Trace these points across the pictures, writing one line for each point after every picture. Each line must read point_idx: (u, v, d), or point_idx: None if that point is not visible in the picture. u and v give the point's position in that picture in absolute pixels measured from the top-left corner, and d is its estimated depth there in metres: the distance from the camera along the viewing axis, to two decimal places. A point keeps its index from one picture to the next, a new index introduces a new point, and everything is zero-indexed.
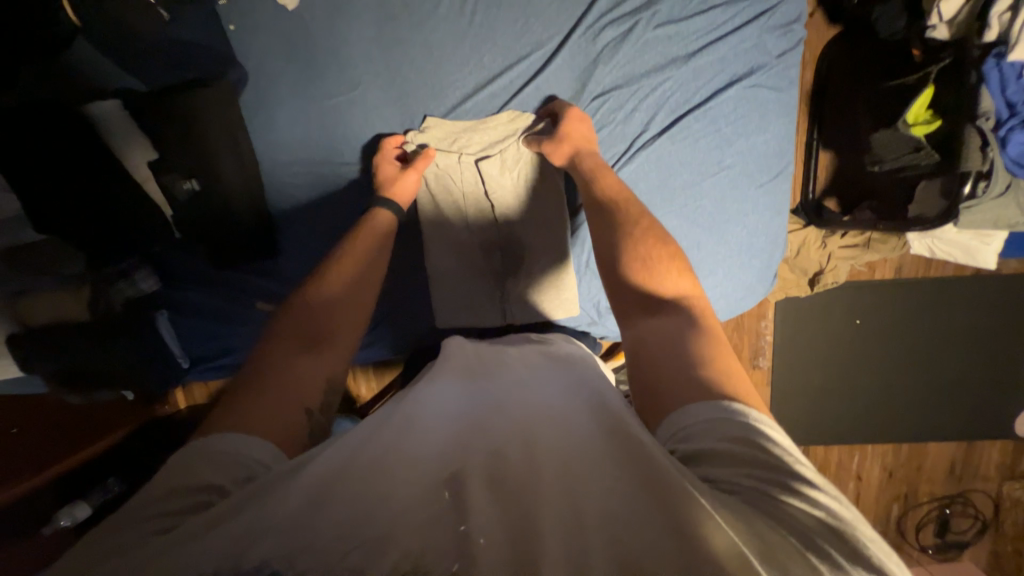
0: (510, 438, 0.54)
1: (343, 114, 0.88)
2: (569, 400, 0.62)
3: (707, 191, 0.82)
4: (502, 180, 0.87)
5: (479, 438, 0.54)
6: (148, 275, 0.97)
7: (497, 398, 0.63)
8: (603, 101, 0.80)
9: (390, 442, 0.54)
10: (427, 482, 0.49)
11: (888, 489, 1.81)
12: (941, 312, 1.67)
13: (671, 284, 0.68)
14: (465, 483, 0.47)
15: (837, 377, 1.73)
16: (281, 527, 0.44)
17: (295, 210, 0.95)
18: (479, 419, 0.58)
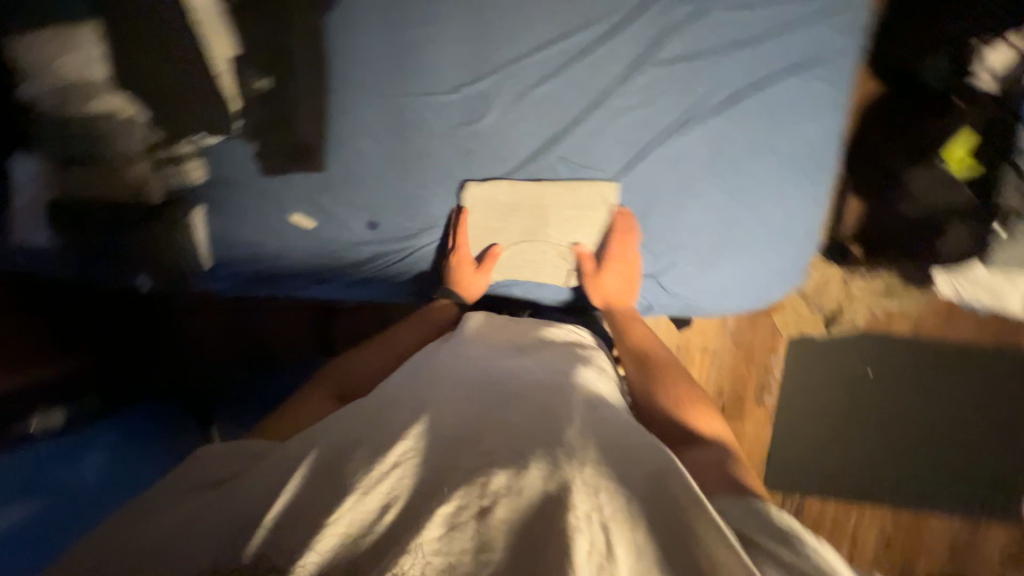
0: (535, 421, 0.54)
1: (417, 49, 0.91)
2: (592, 401, 0.61)
3: (753, 171, 0.86)
4: (553, 144, 0.90)
5: (506, 420, 0.54)
6: (198, 168, 0.99)
7: (522, 385, 0.63)
8: (666, 71, 0.85)
9: (412, 416, 0.53)
10: (450, 460, 0.47)
11: (883, 561, 1.70)
12: (953, 377, 1.64)
13: (706, 425, 0.72)
14: (495, 465, 0.46)
15: (841, 431, 1.68)
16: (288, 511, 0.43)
17: (345, 144, 0.97)
18: (487, 414, 0.56)
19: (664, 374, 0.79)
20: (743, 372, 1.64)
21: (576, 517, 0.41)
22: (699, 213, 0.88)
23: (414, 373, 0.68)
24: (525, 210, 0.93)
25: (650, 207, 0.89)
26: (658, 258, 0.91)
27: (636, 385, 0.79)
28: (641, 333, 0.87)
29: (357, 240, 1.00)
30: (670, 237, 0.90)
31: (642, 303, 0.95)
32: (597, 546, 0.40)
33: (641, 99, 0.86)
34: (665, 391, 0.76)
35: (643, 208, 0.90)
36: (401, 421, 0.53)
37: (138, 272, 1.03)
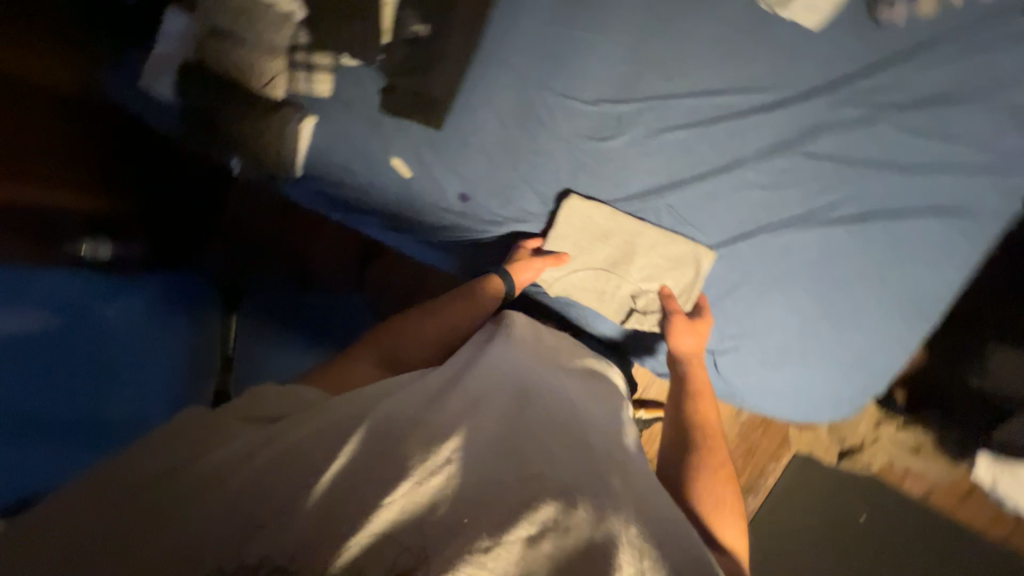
0: (582, 456, 0.54)
1: (575, 50, 0.90)
2: (627, 447, 0.61)
3: (855, 293, 0.82)
4: (667, 190, 0.87)
5: (545, 444, 0.54)
6: (325, 82, 1.00)
7: (563, 404, 0.63)
8: (811, 163, 0.81)
9: (461, 416, 0.55)
10: (497, 476, 0.49)
11: None
12: None
13: (732, 535, 0.63)
14: (540, 496, 0.48)
15: None
16: (342, 481, 0.47)
17: (467, 110, 0.95)
18: (534, 428, 0.56)
19: (707, 455, 0.71)
20: None
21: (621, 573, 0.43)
22: (785, 313, 0.84)
23: (466, 359, 0.68)
24: (614, 241, 0.90)
25: (739, 287, 0.85)
26: (725, 337, 0.87)
27: (671, 456, 0.72)
28: (701, 408, 0.77)
29: (443, 204, 0.99)
30: (746, 323, 0.85)
31: None
32: None
33: (774, 181, 0.83)
34: (703, 474, 0.68)
35: (730, 285, 0.86)
36: (451, 420, 0.54)
37: (233, 154, 1.06)
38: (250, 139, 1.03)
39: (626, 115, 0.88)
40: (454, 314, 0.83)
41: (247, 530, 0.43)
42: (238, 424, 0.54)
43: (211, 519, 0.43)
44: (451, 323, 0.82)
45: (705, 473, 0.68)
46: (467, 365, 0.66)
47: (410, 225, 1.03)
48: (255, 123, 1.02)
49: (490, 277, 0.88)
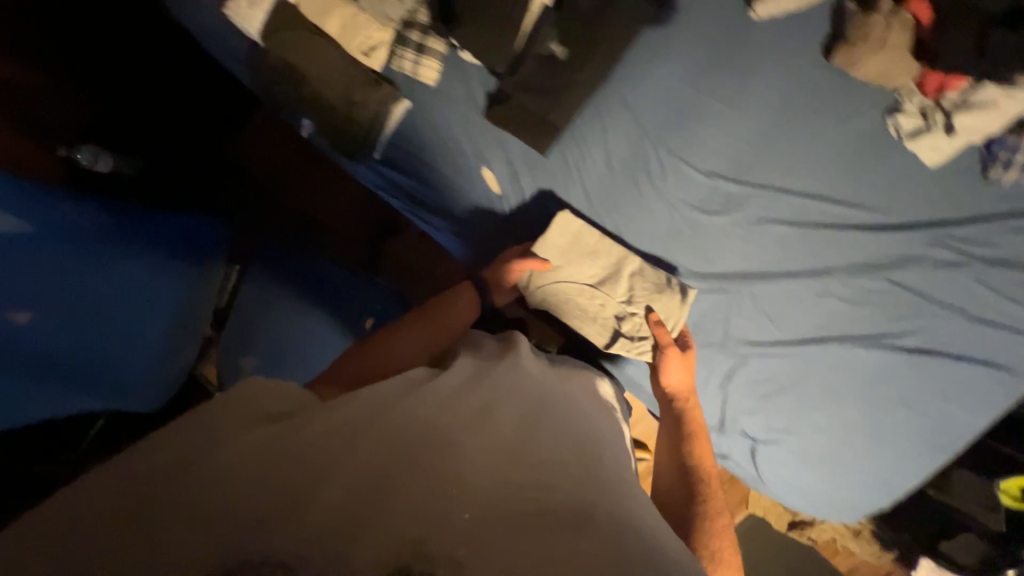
0: (594, 470, 0.52)
1: (701, 117, 0.89)
2: (633, 478, 0.57)
3: (894, 416, 0.88)
4: (751, 278, 0.89)
5: (561, 459, 0.51)
6: (432, 68, 0.92)
7: (573, 429, 0.58)
8: (890, 290, 0.85)
9: (475, 425, 0.51)
10: (517, 481, 0.45)
11: None
12: None
13: None
14: (568, 524, 0.42)
15: None
16: (349, 475, 0.41)
17: (575, 142, 0.92)
18: (547, 437, 0.53)
19: (707, 499, 0.72)
20: None
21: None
22: (829, 418, 0.88)
23: (474, 361, 0.66)
24: (689, 313, 0.90)
25: (796, 387, 0.88)
26: (770, 430, 0.90)
27: (670, 499, 0.73)
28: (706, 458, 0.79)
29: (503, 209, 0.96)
30: (794, 421, 0.89)
31: (723, 450, 0.94)
32: None
33: (854, 297, 0.86)
34: (699, 518, 0.70)
35: (788, 383, 0.89)
36: (466, 440, 0.48)
37: (308, 115, 0.96)
38: (332, 106, 0.93)
39: (732, 194, 0.89)
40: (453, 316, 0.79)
41: (246, 527, 0.36)
42: (223, 424, 0.45)
43: (204, 535, 0.36)
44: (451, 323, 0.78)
45: (703, 520, 0.69)
46: (478, 369, 0.64)
47: (484, 240, 0.99)
48: (344, 91, 0.92)
49: (457, 291, 0.84)
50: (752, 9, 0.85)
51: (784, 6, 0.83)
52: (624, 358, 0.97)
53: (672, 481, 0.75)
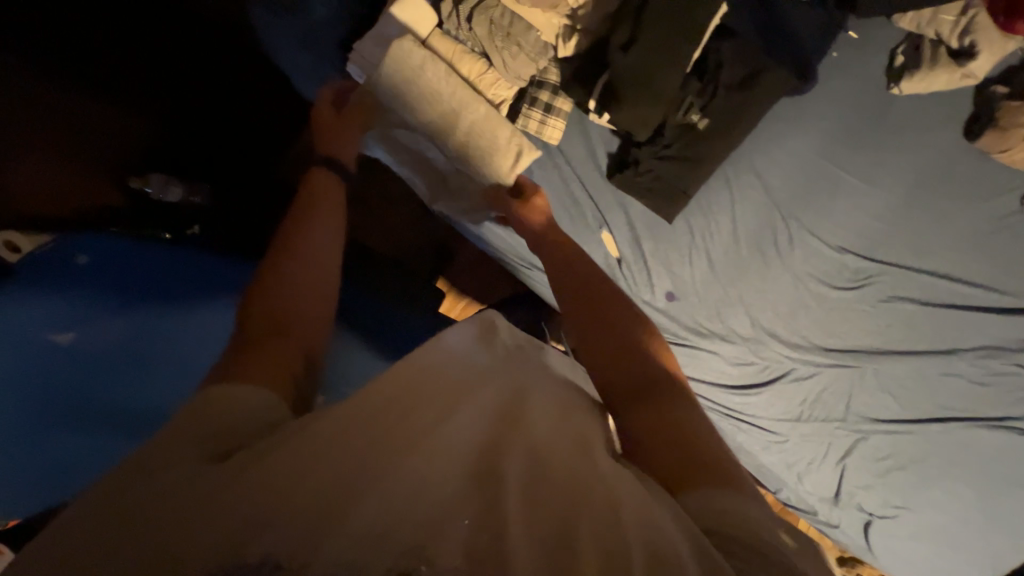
0: (499, 431, 0.40)
1: (835, 190, 0.87)
2: (589, 435, 0.44)
3: (1009, 496, 0.89)
4: (880, 356, 0.88)
5: (462, 426, 0.39)
6: (560, 128, 0.88)
7: (535, 388, 0.46)
8: (1015, 372, 0.86)
9: (368, 406, 0.40)
10: (393, 462, 0.36)
11: None
12: None
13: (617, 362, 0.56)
14: (510, 490, 0.35)
15: None
16: (197, 491, 0.33)
17: (702, 210, 0.90)
18: (444, 397, 0.42)
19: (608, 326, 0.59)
20: None
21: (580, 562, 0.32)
22: (944, 495, 0.90)
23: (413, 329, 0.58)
24: (812, 387, 0.90)
25: (914, 465, 0.89)
26: (886, 505, 0.91)
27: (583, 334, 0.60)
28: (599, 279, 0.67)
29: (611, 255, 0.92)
30: (911, 498, 0.90)
31: (832, 520, 0.95)
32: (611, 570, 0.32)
33: (978, 379, 0.87)
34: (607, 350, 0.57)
35: (906, 461, 0.89)
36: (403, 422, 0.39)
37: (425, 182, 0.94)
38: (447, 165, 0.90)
39: (861, 270, 0.88)
40: (319, 212, 0.66)
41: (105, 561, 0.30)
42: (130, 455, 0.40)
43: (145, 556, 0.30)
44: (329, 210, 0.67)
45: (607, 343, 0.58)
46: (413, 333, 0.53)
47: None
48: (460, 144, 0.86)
49: (312, 172, 0.74)
50: (896, 85, 0.83)
51: (931, 86, 0.81)
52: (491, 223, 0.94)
53: (597, 341, 0.58)
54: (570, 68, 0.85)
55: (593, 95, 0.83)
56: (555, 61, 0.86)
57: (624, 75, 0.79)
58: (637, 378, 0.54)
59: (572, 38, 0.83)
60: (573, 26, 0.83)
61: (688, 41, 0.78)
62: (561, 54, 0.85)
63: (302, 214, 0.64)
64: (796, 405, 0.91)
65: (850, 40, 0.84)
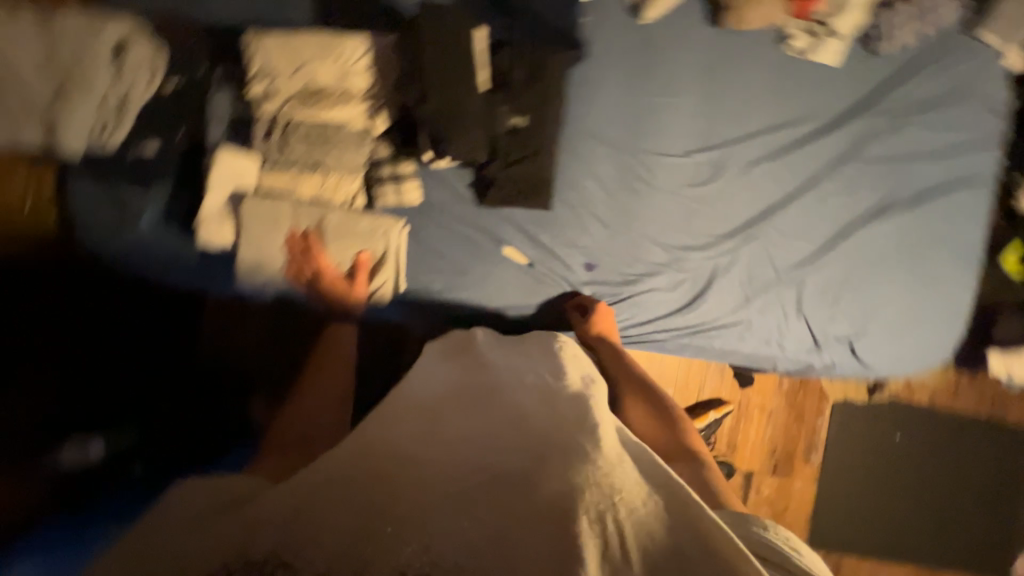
0: (505, 444, 0.56)
1: (656, 114, 0.99)
2: (579, 430, 0.58)
3: (928, 257, 1.02)
4: (767, 214, 0.99)
5: (479, 453, 0.55)
6: (415, 187, 0.93)
7: (511, 402, 0.64)
8: (866, 167, 1.00)
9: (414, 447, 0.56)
10: (432, 482, 0.51)
11: None
12: None
13: (665, 438, 0.84)
14: (505, 487, 0.50)
15: None
16: (289, 515, 0.47)
17: (569, 186, 0.98)
18: (468, 432, 0.59)
19: (651, 402, 0.88)
20: (794, 431, 1.90)
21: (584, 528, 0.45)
22: (885, 288, 1.01)
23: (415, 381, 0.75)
24: (740, 269, 0.99)
25: (850, 279, 1.00)
26: (854, 324, 1.00)
27: (631, 412, 0.88)
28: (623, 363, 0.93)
29: (520, 261, 0.99)
30: (866, 305, 1.00)
31: (827, 363, 1.02)
32: (609, 540, 0.45)
33: (846, 187, 1.00)
34: (655, 422, 0.86)
35: (842, 280, 1.00)
36: (415, 445, 0.57)
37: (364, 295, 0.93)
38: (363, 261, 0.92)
39: (713, 161, 1.00)
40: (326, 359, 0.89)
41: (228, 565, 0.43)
42: (210, 513, 0.51)
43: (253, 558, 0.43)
44: (337, 360, 0.88)
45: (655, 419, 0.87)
46: (430, 397, 0.69)
47: (546, 309, 1.00)
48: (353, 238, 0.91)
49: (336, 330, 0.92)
50: (641, 17, 0.98)
51: (664, 6, 0.97)
52: (402, 296, 0.97)
53: (650, 418, 0.86)
54: (394, 138, 0.92)
55: (424, 147, 0.89)
56: (377, 137, 0.91)
57: (437, 121, 0.86)
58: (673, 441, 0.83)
59: (379, 114, 0.89)
60: (374, 103, 0.89)
61: (467, 65, 0.86)
62: (378, 132, 0.91)
63: (312, 361, 0.89)
64: (738, 289, 0.99)
65: (591, 3, 0.98)
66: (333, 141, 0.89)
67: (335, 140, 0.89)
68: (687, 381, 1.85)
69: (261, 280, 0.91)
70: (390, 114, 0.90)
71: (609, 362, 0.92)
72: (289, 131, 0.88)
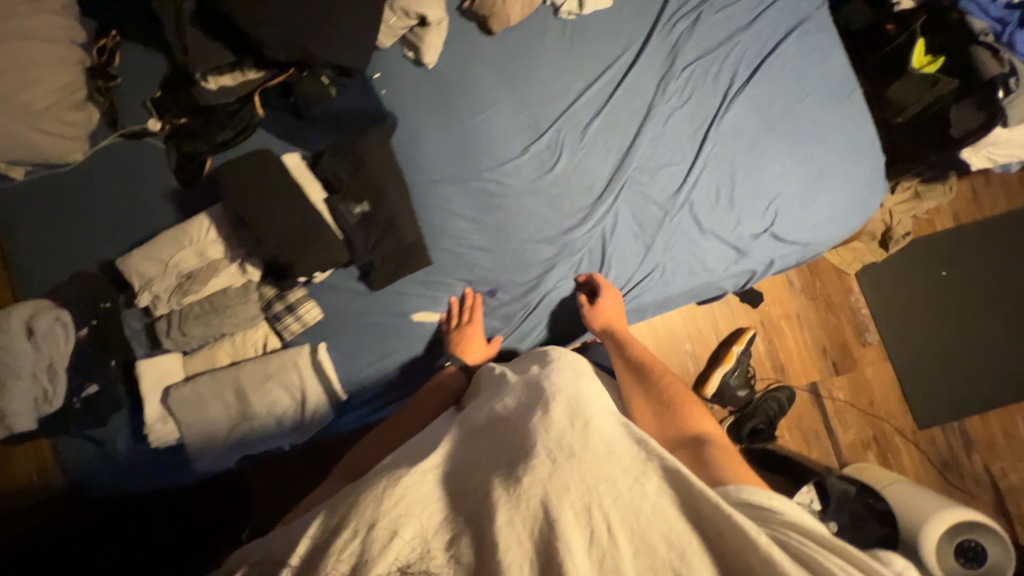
0: (506, 456, 0.59)
1: (480, 133, 1.03)
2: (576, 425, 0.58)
3: (802, 113, 0.96)
4: (625, 161, 0.99)
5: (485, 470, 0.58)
6: (311, 305, 1.00)
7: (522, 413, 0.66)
8: (691, 70, 0.99)
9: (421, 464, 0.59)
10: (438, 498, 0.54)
11: (1016, 454, 1.69)
12: (1000, 259, 1.74)
13: (674, 418, 0.74)
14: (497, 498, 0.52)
15: (946, 344, 1.73)
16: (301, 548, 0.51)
17: (439, 233, 1.02)
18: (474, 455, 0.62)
19: (661, 379, 0.82)
20: (832, 320, 1.75)
21: (572, 524, 0.47)
22: (777, 164, 0.96)
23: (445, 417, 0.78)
24: (627, 223, 0.98)
25: (734, 177, 0.96)
26: (765, 214, 0.95)
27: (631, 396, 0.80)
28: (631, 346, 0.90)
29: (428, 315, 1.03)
30: (767, 189, 0.95)
31: (764, 261, 0.97)
32: (597, 534, 0.46)
33: (682, 99, 0.99)
34: (662, 396, 0.78)
35: (728, 179, 0.96)
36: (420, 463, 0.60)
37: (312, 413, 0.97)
38: (294, 385, 0.96)
39: (551, 143, 1.02)
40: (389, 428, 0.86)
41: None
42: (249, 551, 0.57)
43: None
44: (412, 416, 0.87)
45: (661, 396, 0.79)
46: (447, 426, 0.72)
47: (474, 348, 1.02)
48: (274, 374, 0.96)
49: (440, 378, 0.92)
50: (424, 63, 1.04)
51: (437, 43, 1.02)
52: (346, 398, 1.02)
53: (648, 398, 0.79)
54: (268, 276, 0.99)
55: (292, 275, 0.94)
56: (255, 281, 0.99)
57: (285, 249, 0.91)
58: (676, 417, 0.74)
59: (247, 265, 0.97)
60: (237, 259, 0.97)
61: (292, 190, 0.93)
62: (259, 278, 0.99)
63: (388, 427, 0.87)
64: (636, 243, 0.98)
65: (380, 78, 1.07)
66: (220, 308, 0.97)
67: (221, 305, 0.97)
68: (698, 327, 1.75)
69: (213, 458, 0.96)
70: (254, 261, 0.97)
71: (615, 349, 0.90)
72: (184, 317, 0.96)
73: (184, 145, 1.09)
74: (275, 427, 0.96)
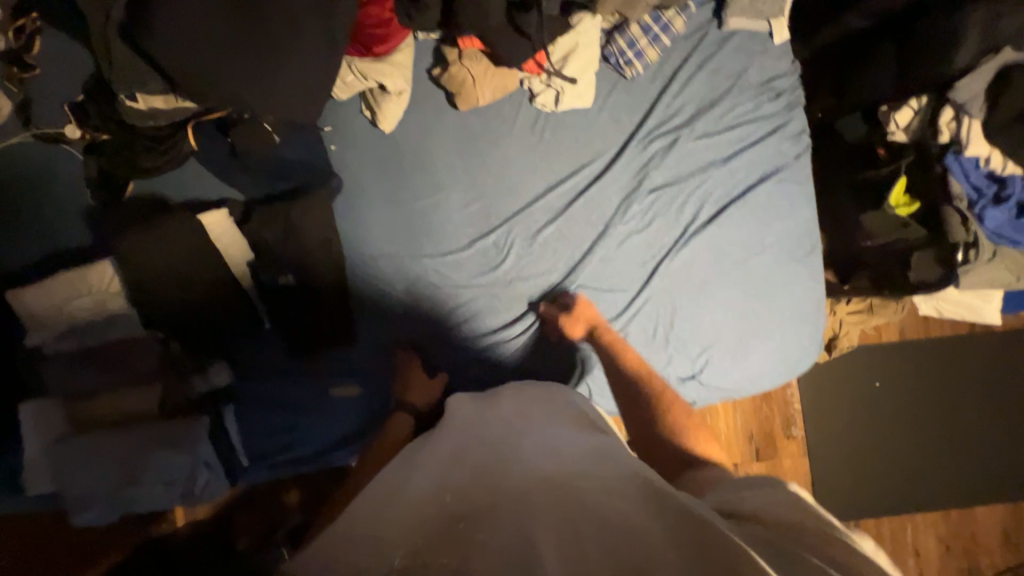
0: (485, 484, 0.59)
1: (428, 217, 0.96)
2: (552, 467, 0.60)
3: (755, 266, 0.95)
4: (572, 276, 0.95)
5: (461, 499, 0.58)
6: (222, 368, 0.95)
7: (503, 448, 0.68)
8: (657, 196, 0.94)
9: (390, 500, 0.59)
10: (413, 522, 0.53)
11: (901, 559, 1.80)
12: (931, 380, 1.81)
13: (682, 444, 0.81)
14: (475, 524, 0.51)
15: (863, 448, 1.81)
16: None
17: (367, 314, 0.97)
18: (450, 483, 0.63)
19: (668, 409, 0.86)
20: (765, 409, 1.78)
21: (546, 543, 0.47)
22: (720, 311, 0.94)
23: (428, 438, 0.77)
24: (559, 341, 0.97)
25: (673, 318, 0.94)
26: (695, 360, 0.95)
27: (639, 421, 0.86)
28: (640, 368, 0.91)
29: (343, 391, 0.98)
30: (703, 337, 0.95)
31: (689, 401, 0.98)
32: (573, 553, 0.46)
33: (641, 224, 0.94)
34: (674, 426, 0.83)
35: (669, 317, 0.94)
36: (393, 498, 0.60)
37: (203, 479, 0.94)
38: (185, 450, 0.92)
39: (500, 240, 0.96)
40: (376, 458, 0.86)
41: None
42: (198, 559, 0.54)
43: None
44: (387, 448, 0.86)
45: (670, 425, 0.84)
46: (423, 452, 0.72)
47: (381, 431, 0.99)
48: (166, 435, 0.92)
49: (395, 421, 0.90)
50: (378, 124, 0.95)
51: (394, 112, 0.94)
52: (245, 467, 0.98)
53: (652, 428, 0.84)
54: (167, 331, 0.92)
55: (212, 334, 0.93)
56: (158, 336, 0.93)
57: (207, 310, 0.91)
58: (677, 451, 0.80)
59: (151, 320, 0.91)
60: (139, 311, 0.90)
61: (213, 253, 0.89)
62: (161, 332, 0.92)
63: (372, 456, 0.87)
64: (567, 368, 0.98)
65: (330, 131, 0.97)
66: (115, 359, 0.91)
67: (118, 355, 0.91)
68: None
69: (81, 512, 0.90)
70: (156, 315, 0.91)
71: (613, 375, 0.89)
72: (75, 368, 0.90)
73: (99, 160, 0.98)
74: (155, 488, 0.92)
